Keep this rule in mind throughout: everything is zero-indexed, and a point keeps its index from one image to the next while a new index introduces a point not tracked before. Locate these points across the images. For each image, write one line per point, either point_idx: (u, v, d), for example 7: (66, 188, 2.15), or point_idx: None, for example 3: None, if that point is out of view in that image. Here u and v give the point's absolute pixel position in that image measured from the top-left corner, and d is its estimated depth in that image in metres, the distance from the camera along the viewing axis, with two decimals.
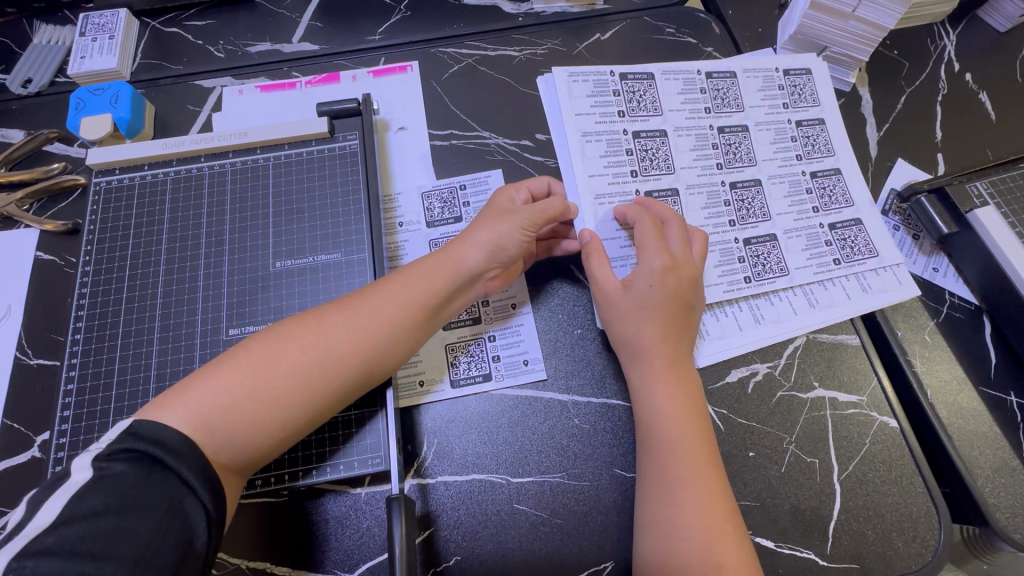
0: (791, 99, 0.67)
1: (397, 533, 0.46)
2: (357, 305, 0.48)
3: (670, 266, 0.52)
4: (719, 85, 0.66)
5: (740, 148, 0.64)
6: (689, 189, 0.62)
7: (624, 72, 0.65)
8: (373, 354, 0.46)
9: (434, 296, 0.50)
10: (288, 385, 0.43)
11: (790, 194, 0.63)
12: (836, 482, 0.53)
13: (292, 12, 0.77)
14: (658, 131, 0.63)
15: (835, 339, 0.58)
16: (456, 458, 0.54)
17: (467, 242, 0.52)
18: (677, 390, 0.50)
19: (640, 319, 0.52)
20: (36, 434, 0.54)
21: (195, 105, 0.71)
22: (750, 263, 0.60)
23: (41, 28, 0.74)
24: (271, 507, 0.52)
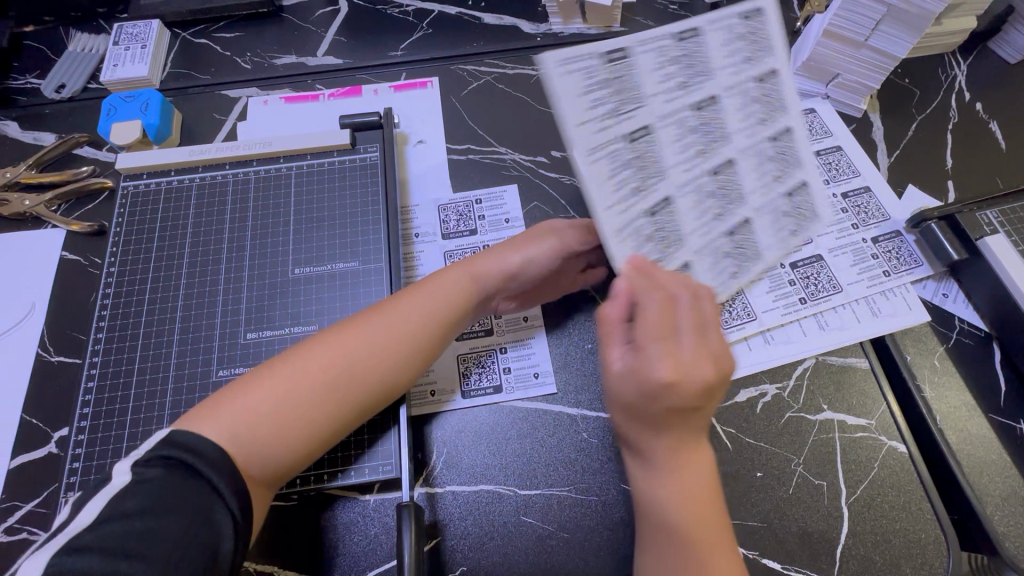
0: (752, 51, 0.52)
1: (405, 540, 0.46)
2: (380, 317, 0.48)
3: (681, 372, 0.39)
4: (686, 50, 0.50)
5: (717, 124, 0.50)
6: (678, 193, 0.49)
7: (609, 55, 0.49)
8: (399, 364, 0.48)
9: (455, 310, 0.51)
10: (319, 397, 0.44)
11: (757, 166, 0.51)
12: (844, 506, 0.53)
13: (317, 27, 0.80)
14: (643, 128, 0.49)
15: (844, 362, 0.59)
16: (465, 469, 0.54)
17: (494, 260, 0.53)
18: (691, 486, 0.41)
19: (647, 425, 0.41)
20: (54, 429, 0.55)
21: (221, 114, 0.73)
22: (738, 256, 0.51)
23: (76, 36, 0.77)
24: (282, 512, 0.52)
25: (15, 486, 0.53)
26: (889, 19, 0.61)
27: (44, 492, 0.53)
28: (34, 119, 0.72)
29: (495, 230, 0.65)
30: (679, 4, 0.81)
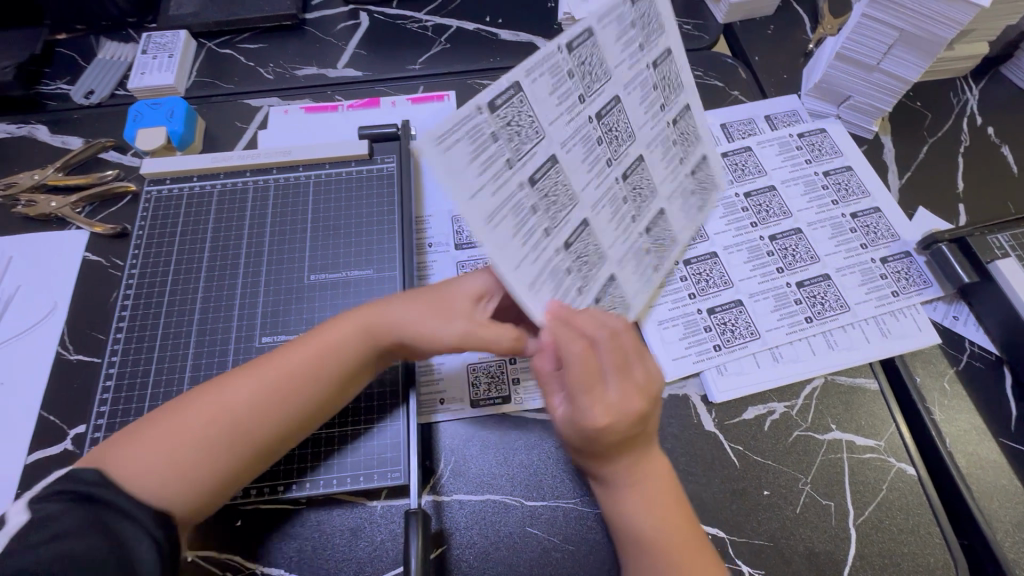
0: (642, 37, 0.53)
1: (413, 547, 0.46)
2: (260, 367, 0.46)
3: (615, 415, 0.43)
4: (580, 52, 0.47)
5: (621, 128, 0.51)
6: (596, 211, 0.49)
7: (492, 98, 0.41)
8: (284, 412, 0.46)
9: (339, 357, 0.48)
10: (202, 451, 0.43)
11: (662, 151, 0.56)
12: (851, 527, 0.53)
13: (339, 40, 0.82)
14: (547, 161, 0.45)
15: (853, 382, 0.58)
16: (472, 478, 0.55)
17: (391, 310, 0.49)
18: (654, 498, 0.46)
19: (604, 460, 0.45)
20: (71, 427, 0.57)
21: (243, 122, 0.75)
22: (653, 249, 0.57)
23: (106, 45, 0.80)
24: (289, 515, 0.53)
25: (31, 481, 0.54)
26: (902, 43, 0.62)
27: None
28: (63, 124, 0.75)
29: None
30: (692, 24, 0.83)
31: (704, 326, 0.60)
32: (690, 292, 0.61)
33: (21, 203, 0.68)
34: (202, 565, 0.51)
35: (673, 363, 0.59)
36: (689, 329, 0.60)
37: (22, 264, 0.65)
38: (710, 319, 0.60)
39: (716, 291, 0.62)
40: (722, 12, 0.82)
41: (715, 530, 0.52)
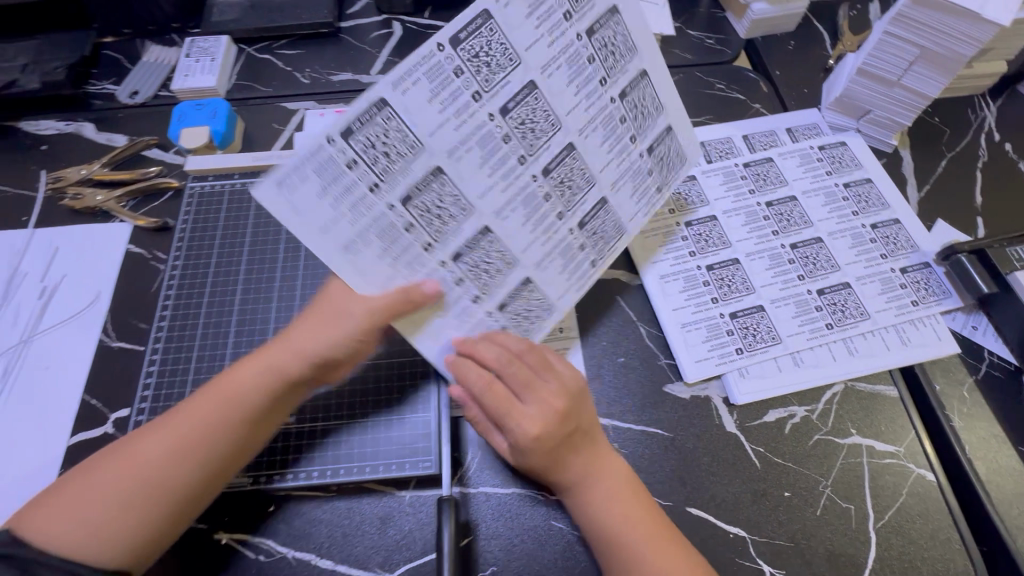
0: (574, 6, 0.53)
1: (444, 532, 0.48)
2: (170, 422, 0.49)
3: (540, 422, 0.50)
4: (475, 44, 0.49)
5: (537, 118, 0.53)
6: (500, 215, 0.52)
7: (347, 126, 0.44)
8: (196, 465, 0.47)
9: (245, 402, 0.49)
10: (119, 508, 0.45)
11: (605, 135, 0.57)
12: (871, 530, 0.53)
13: (373, 48, 0.86)
14: (430, 173, 0.48)
15: (873, 389, 0.59)
16: (498, 471, 0.56)
17: (289, 348, 0.51)
18: (610, 495, 0.51)
19: (548, 471, 0.51)
20: (112, 411, 0.59)
21: (280, 124, 0.78)
22: (590, 240, 0.58)
23: (151, 48, 0.83)
24: (319, 501, 0.54)
25: (73, 462, 0.56)
26: (922, 60, 0.64)
27: None
28: (108, 122, 0.78)
29: None
30: (714, 38, 0.85)
31: (727, 330, 0.61)
32: (713, 297, 0.63)
33: (68, 196, 0.71)
34: (235, 547, 0.52)
35: (695, 365, 0.60)
36: (712, 333, 0.61)
37: (69, 254, 0.68)
38: (733, 324, 0.61)
39: (738, 296, 0.63)
40: (743, 27, 0.85)
41: (735, 530, 0.53)
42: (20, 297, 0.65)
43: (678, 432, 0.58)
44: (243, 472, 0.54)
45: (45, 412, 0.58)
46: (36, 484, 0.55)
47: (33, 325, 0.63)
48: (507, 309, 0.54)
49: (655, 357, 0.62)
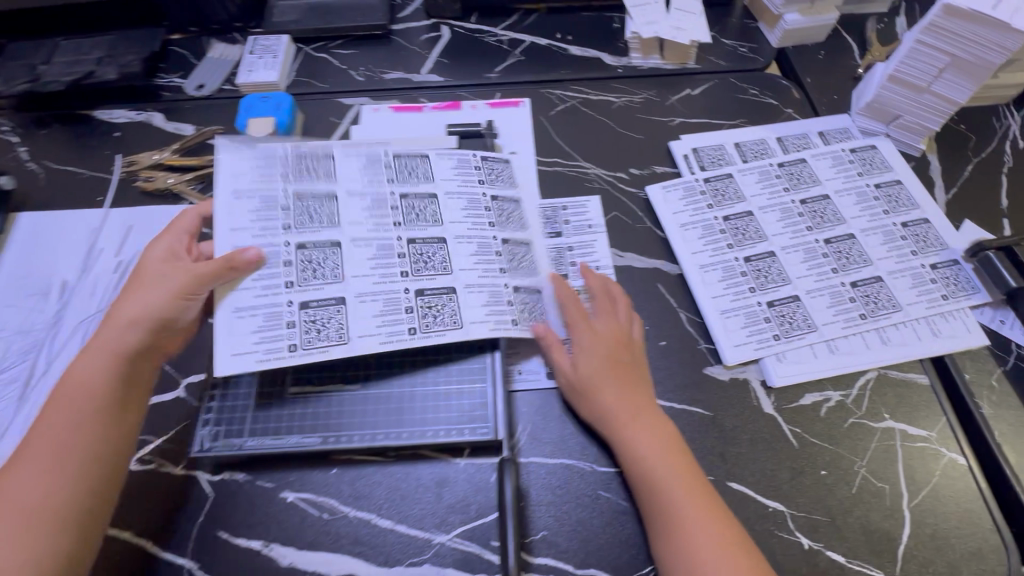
0: (485, 177, 0.70)
1: (506, 487, 0.55)
2: (24, 450, 0.49)
3: (608, 338, 0.61)
4: (406, 163, 0.68)
5: (425, 211, 0.66)
6: (354, 241, 0.62)
7: (300, 145, 0.65)
8: (71, 473, 0.49)
9: (94, 392, 0.52)
10: (14, 539, 0.45)
11: (478, 254, 0.64)
12: (905, 508, 0.56)
13: (423, 49, 0.91)
14: (325, 194, 0.64)
15: (905, 376, 0.62)
16: (546, 443, 0.59)
17: (118, 327, 0.54)
18: (649, 430, 0.56)
19: (596, 391, 0.58)
20: (185, 376, 0.63)
21: (336, 117, 0.82)
22: (419, 315, 0.59)
23: (216, 45, 0.89)
24: (376, 465, 0.58)
25: (150, 422, 0.60)
26: (952, 68, 0.68)
27: (175, 429, 0.60)
28: (177, 112, 0.83)
29: (579, 234, 0.72)
30: (748, 47, 0.90)
31: (764, 317, 0.64)
32: (750, 286, 0.66)
33: (141, 179, 0.76)
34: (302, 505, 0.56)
35: (735, 349, 0.63)
36: (750, 320, 0.64)
37: (141, 233, 0.72)
38: (770, 312, 0.65)
39: (774, 286, 0.66)
40: (776, 37, 0.89)
41: (774, 505, 0.56)
42: (98, 270, 0.69)
43: (718, 412, 0.61)
44: (309, 434, 0.55)
45: None
46: None
47: (110, 295, 0.67)
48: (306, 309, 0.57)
49: (695, 341, 0.65)
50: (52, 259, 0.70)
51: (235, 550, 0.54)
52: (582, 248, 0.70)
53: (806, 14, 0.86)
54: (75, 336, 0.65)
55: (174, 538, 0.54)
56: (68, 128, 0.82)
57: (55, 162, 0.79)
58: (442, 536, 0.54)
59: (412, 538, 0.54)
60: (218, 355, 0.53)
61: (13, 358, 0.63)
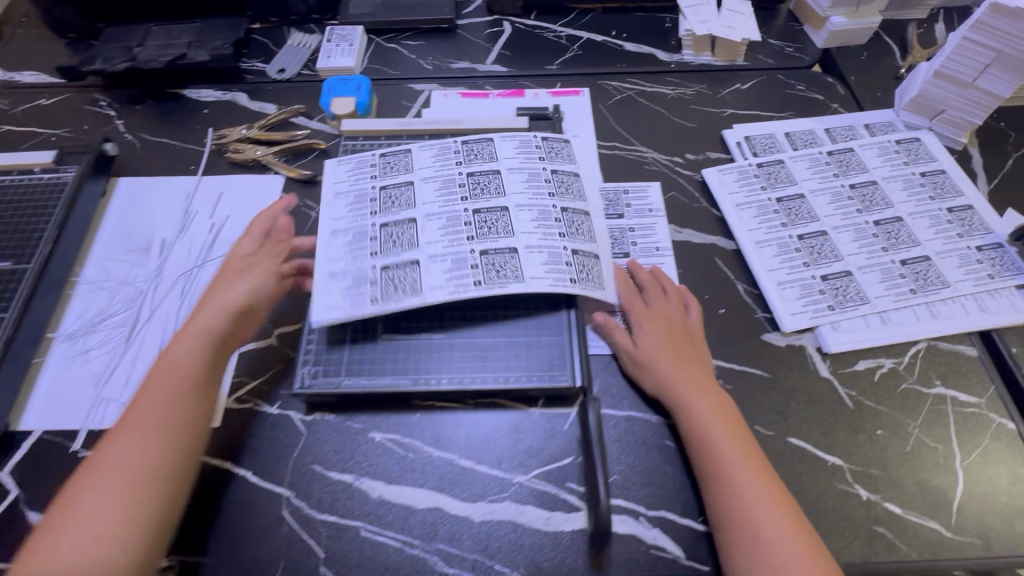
0: (546, 155, 0.72)
1: (592, 420, 0.55)
2: (125, 423, 0.52)
3: (663, 319, 0.64)
4: (475, 146, 0.73)
5: (489, 185, 0.68)
6: (428, 217, 0.67)
7: (384, 150, 0.74)
8: (167, 444, 0.52)
9: (184, 371, 0.55)
10: (120, 508, 0.48)
11: (538, 221, 0.66)
12: (958, 466, 0.59)
13: (486, 42, 0.97)
14: (406, 183, 0.70)
15: (954, 348, 0.66)
16: (615, 397, 0.63)
17: (208, 312, 0.59)
18: (707, 399, 0.58)
19: (656, 363, 0.61)
20: (276, 326, 0.67)
21: (408, 101, 0.88)
22: (483, 270, 0.62)
23: (295, 35, 0.96)
24: (457, 411, 0.62)
25: (245, 366, 0.65)
26: (997, 64, 0.73)
27: (271, 372, 0.64)
28: (260, 93, 0.89)
29: (640, 217, 0.75)
30: (793, 47, 0.95)
31: (819, 290, 0.68)
32: (805, 261, 0.70)
33: (230, 150, 0.82)
34: (389, 444, 0.60)
35: (791, 317, 0.67)
36: (805, 291, 0.68)
37: (231, 199, 0.78)
38: (824, 285, 0.69)
39: (827, 262, 0.70)
40: (820, 39, 0.95)
41: (833, 459, 0.59)
42: (193, 231, 0.75)
43: (777, 373, 0.64)
44: (400, 375, 0.60)
45: None
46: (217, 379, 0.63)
47: (206, 252, 0.73)
48: (387, 272, 0.62)
49: (753, 310, 0.69)
50: (151, 220, 0.76)
51: (327, 482, 0.58)
52: (643, 230, 0.74)
53: (850, 17, 0.92)
54: (174, 288, 0.70)
55: (271, 469, 0.59)
56: (159, 105, 0.88)
57: (148, 134, 0.85)
58: (521, 477, 0.58)
59: (492, 477, 0.58)
60: (314, 304, 0.60)
61: (119, 306, 0.69)
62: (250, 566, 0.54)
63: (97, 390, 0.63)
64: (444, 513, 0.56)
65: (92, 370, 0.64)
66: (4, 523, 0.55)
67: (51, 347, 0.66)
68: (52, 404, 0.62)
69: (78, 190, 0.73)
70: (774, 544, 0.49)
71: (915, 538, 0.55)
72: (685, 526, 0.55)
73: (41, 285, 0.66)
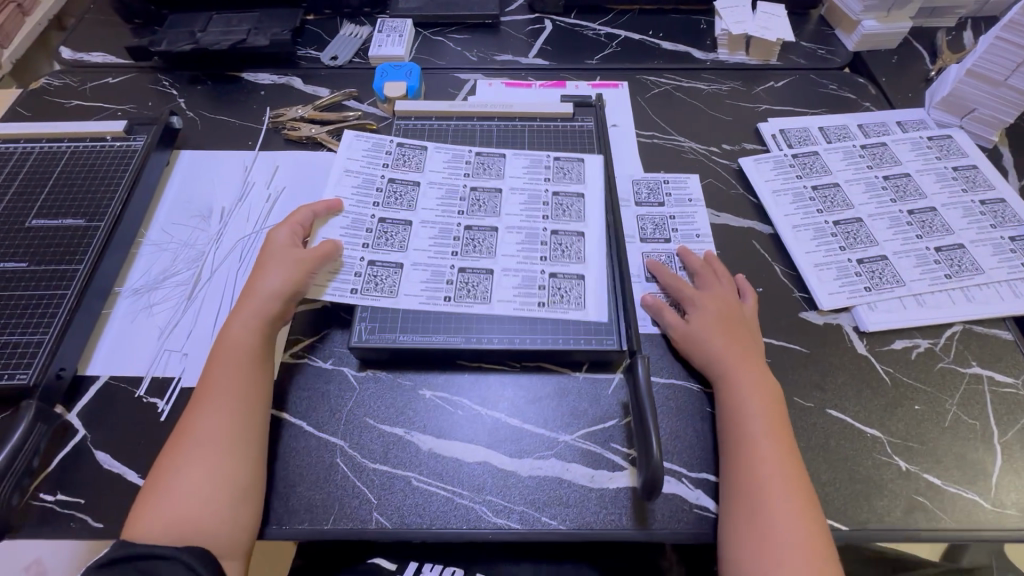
0: (553, 176, 0.78)
1: (642, 378, 0.57)
2: (204, 397, 0.56)
3: (718, 300, 0.65)
4: (488, 160, 0.80)
5: (487, 204, 0.75)
6: (423, 223, 0.73)
7: (399, 142, 0.81)
8: (245, 412, 0.56)
9: (248, 351, 0.59)
10: (216, 474, 0.52)
11: (523, 244, 0.72)
12: (997, 442, 0.60)
13: (529, 38, 1.02)
14: (412, 183, 0.77)
15: (989, 331, 0.67)
16: (658, 367, 0.65)
17: (260, 294, 0.62)
18: (750, 378, 0.59)
19: (706, 339, 0.62)
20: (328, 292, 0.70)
21: (454, 89, 0.92)
22: (457, 286, 0.68)
23: (348, 26, 1.01)
24: (501, 374, 0.64)
25: (301, 325, 0.67)
26: None
27: (326, 330, 0.67)
28: (315, 77, 0.94)
29: (680, 205, 0.78)
30: (825, 49, 0.98)
31: (855, 272, 0.70)
32: (841, 245, 0.73)
33: (286, 128, 0.86)
34: (437, 402, 0.62)
35: (829, 296, 0.69)
36: (842, 272, 0.70)
37: (287, 172, 0.82)
38: (860, 268, 0.71)
39: (863, 247, 0.73)
40: (852, 42, 0.98)
41: (872, 431, 0.60)
42: (251, 201, 0.78)
43: (817, 349, 0.66)
44: (453, 334, 0.64)
45: None
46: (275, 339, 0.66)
47: (263, 220, 0.76)
48: (373, 267, 0.69)
49: (791, 290, 0.71)
50: (210, 190, 0.80)
51: (379, 434, 0.60)
52: (683, 217, 0.76)
53: (882, 22, 0.95)
54: (233, 252, 0.73)
55: (326, 420, 0.61)
56: (219, 86, 0.93)
57: (208, 112, 0.89)
58: (566, 437, 0.60)
59: (538, 436, 0.60)
60: None
61: (180, 266, 0.72)
62: (306, 509, 0.55)
63: (159, 342, 0.66)
64: (492, 467, 0.58)
65: (156, 323, 0.67)
66: (73, 460, 0.58)
67: (117, 301, 0.69)
68: (118, 353, 0.65)
69: (146, 158, 0.77)
70: (778, 528, 0.50)
71: (955, 509, 0.56)
72: None
73: (111, 243, 0.70)
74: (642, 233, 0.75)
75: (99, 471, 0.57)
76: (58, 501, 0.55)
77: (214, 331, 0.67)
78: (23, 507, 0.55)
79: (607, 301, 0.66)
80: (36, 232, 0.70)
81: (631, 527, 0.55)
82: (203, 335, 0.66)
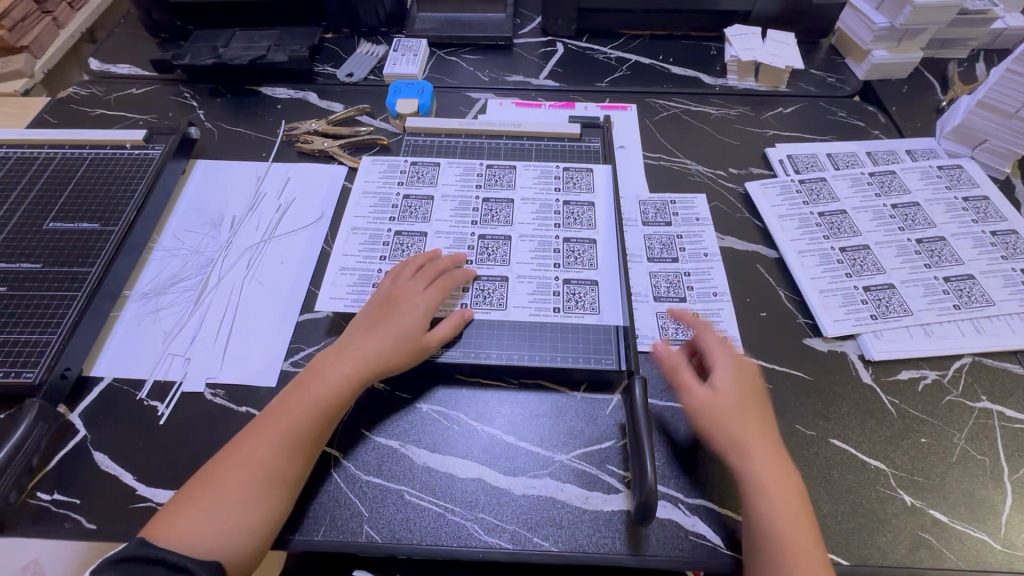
0: (563, 185, 0.79)
1: (637, 398, 0.56)
2: (269, 425, 0.55)
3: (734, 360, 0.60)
4: (498, 172, 0.81)
5: (500, 213, 0.76)
6: (438, 233, 0.74)
7: (412, 160, 0.82)
8: (301, 452, 0.54)
9: (335, 403, 0.57)
10: (249, 500, 0.51)
11: (537, 251, 0.73)
12: (1006, 479, 0.58)
13: (540, 59, 1.04)
14: (426, 197, 0.78)
15: (999, 364, 0.66)
16: (656, 390, 0.64)
17: (368, 355, 0.59)
18: (775, 466, 0.53)
19: (717, 398, 0.57)
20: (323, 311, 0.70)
21: (465, 107, 0.94)
22: (472, 293, 0.69)
23: (364, 45, 1.04)
24: (499, 391, 0.64)
25: (303, 334, 0.68)
26: None
27: (327, 341, 0.67)
28: (330, 93, 0.96)
29: (687, 224, 0.78)
30: (835, 77, 0.99)
31: (861, 299, 0.70)
32: (847, 272, 0.72)
33: (300, 141, 0.88)
34: (434, 416, 0.62)
35: (833, 323, 0.68)
36: (847, 300, 0.70)
37: (298, 183, 0.83)
38: (866, 295, 0.70)
39: (870, 274, 0.72)
40: (862, 70, 0.98)
41: (876, 463, 0.59)
42: (262, 210, 0.80)
43: (821, 377, 0.65)
44: (452, 348, 0.65)
45: (281, 291, 0.72)
46: (277, 348, 0.67)
47: (272, 229, 0.78)
48: None
49: (795, 316, 0.70)
50: (223, 198, 0.82)
51: (374, 447, 0.60)
52: (691, 236, 0.76)
53: (892, 52, 0.96)
54: (241, 260, 0.75)
55: None
56: (237, 99, 0.96)
57: (226, 123, 0.92)
58: (561, 457, 0.59)
59: (534, 454, 0.59)
60: (320, 296, 0.68)
61: (189, 272, 0.74)
62: (296, 519, 0.55)
63: (165, 346, 0.67)
64: (486, 484, 0.57)
65: (161, 327, 0.68)
66: (71, 461, 0.58)
67: (126, 304, 0.70)
68: (123, 355, 0.66)
69: (162, 167, 0.79)
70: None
71: (963, 548, 0.54)
72: (726, 516, 0.55)
73: (123, 248, 0.71)
74: (650, 253, 0.75)
75: (96, 472, 0.58)
76: (53, 501, 0.56)
77: (217, 337, 0.68)
78: (19, 505, 0.56)
79: (620, 308, 0.67)
80: (53, 235, 0.72)
81: (624, 552, 0.53)
82: (205, 340, 0.67)
